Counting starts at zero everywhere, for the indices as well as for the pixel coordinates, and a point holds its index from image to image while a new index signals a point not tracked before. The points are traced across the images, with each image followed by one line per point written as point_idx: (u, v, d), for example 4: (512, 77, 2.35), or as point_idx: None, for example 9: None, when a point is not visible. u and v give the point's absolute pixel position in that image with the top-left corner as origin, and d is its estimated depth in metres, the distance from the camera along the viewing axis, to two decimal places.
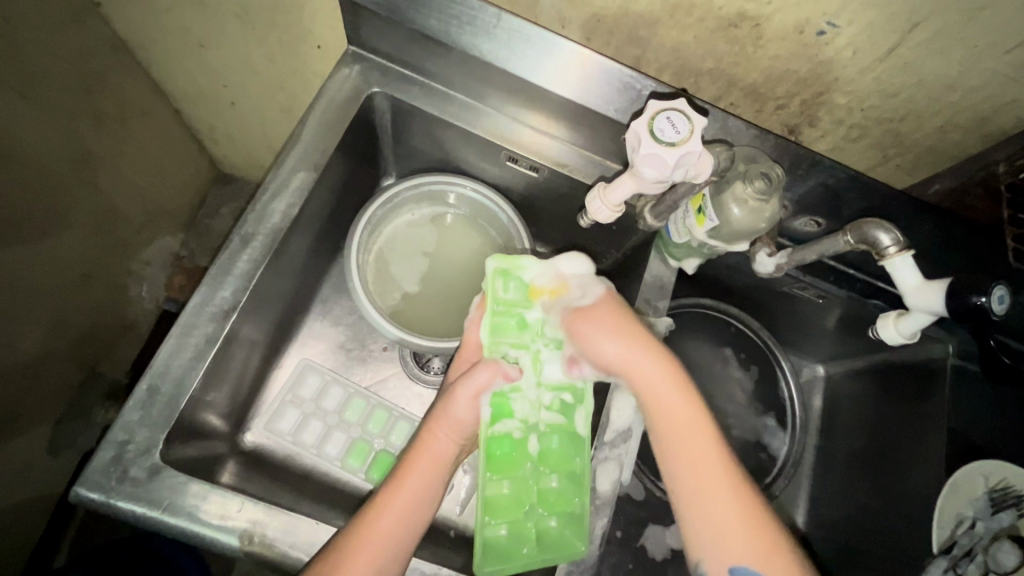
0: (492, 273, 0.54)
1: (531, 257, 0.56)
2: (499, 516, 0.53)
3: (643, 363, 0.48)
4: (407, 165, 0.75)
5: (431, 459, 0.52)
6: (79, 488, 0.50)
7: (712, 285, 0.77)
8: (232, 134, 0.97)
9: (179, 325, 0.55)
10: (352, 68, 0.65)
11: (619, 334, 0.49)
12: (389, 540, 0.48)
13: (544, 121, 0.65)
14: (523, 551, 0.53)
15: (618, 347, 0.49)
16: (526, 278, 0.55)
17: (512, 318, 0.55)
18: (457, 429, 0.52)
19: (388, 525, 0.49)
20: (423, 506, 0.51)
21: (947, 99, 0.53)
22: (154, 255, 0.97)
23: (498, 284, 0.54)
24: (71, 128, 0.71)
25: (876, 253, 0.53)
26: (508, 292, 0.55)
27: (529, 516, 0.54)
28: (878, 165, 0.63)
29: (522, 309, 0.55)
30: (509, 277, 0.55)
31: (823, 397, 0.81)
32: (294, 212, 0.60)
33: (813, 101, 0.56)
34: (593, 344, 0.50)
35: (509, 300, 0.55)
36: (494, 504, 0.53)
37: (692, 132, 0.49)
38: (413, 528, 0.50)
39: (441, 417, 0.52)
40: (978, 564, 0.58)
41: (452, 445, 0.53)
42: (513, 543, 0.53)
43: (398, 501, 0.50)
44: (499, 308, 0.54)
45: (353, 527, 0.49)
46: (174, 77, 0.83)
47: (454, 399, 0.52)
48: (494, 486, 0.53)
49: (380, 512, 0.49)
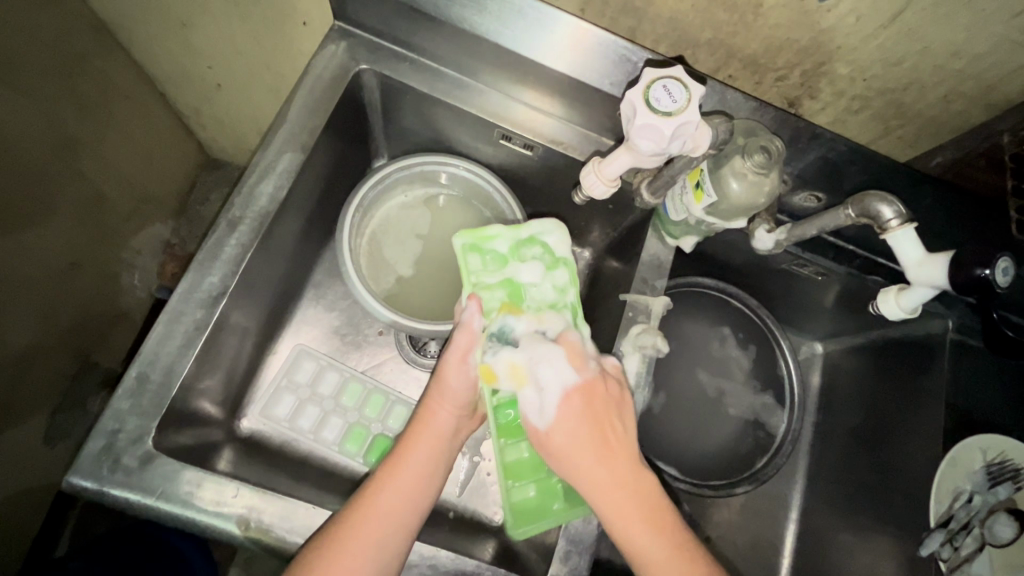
0: (462, 250, 0.55)
1: (498, 227, 0.57)
2: (523, 477, 0.53)
3: (608, 493, 0.46)
4: (398, 146, 0.73)
5: (431, 434, 0.52)
6: (72, 477, 0.49)
7: (710, 264, 0.76)
8: (218, 117, 0.95)
9: (168, 311, 0.54)
10: (338, 44, 0.63)
11: (586, 451, 0.46)
12: (392, 518, 0.48)
13: (538, 97, 0.64)
14: (555, 506, 0.53)
15: (584, 465, 0.46)
16: (497, 251, 0.56)
17: (492, 290, 0.54)
18: (456, 399, 0.52)
19: (391, 500, 0.49)
20: (427, 481, 0.51)
21: (952, 67, 0.51)
22: (144, 242, 0.95)
23: (471, 259, 0.55)
24: (54, 112, 0.69)
25: (878, 226, 0.52)
26: (482, 263, 0.55)
27: (554, 472, 0.54)
28: (879, 138, 0.62)
29: (503, 276, 0.55)
30: (481, 251, 0.56)
31: (822, 374, 0.81)
32: (281, 194, 0.59)
33: (814, 72, 0.54)
34: (559, 457, 0.47)
35: (483, 272, 0.55)
36: (518, 468, 0.54)
37: (689, 101, 0.47)
38: (418, 503, 0.50)
39: (438, 393, 0.52)
40: (974, 538, 0.60)
41: (454, 418, 0.53)
42: (542, 500, 0.53)
43: (398, 475, 0.50)
44: (474, 280, 0.54)
45: (355, 503, 0.49)
46: (156, 59, 0.81)
47: (444, 374, 0.51)
48: (513, 450, 0.53)
49: (382, 488, 0.49)
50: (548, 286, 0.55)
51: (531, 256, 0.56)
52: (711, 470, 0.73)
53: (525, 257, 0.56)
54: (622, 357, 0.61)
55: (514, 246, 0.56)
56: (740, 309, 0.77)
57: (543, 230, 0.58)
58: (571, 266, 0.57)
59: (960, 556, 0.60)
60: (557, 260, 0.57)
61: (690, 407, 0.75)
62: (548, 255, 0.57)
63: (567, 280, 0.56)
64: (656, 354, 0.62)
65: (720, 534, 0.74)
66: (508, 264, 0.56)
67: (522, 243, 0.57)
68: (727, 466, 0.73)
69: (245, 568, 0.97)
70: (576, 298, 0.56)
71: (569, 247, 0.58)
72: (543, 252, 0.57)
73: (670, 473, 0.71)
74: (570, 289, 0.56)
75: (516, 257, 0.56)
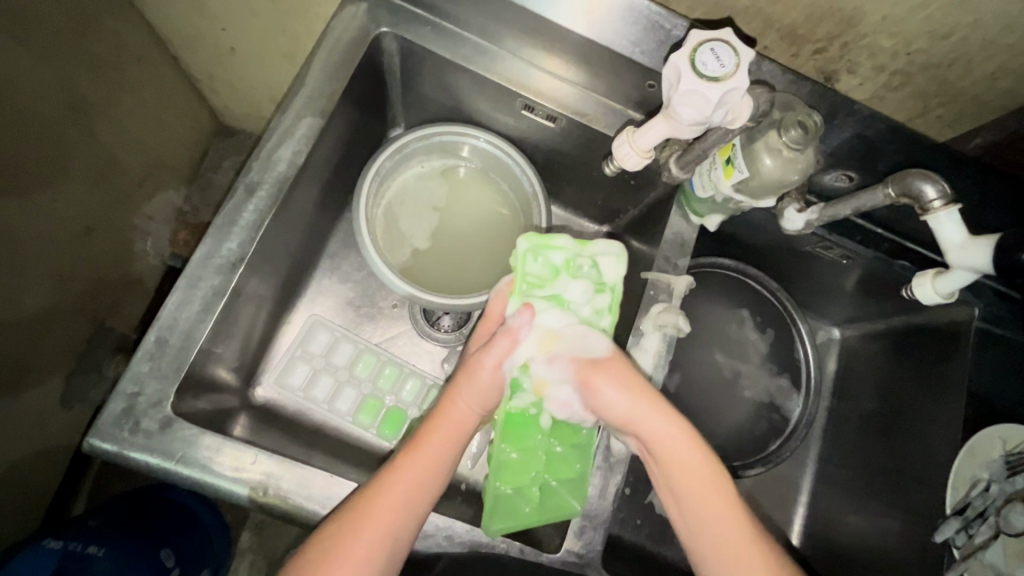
0: (523, 252, 0.54)
1: (564, 237, 0.56)
2: (506, 479, 0.54)
3: (651, 412, 0.49)
4: (416, 115, 0.71)
5: (449, 427, 0.51)
6: (91, 438, 0.49)
7: (731, 244, 0.74)
8: (231, 83, 0.93)
9: (185, 276, 0.54)
10: (359, 6, 0.61)
11: (631, 389, 0.49)
12: (401, 510, 0.48)
13: (562, 65, 0.62)
14: (525, 510, 0.54)
15: (631, 404, 0.49)
16: (553, 260, 0.55)
17: (540, 300, 0.54)
18: (480, 398, 0.51)
19: (404, 492, 0.48)
20: (440, 471, 0.50)
21: (1003, 41, 0.49)
22: (157, 209, 0.95)
23: (528, 261, 0.54)
24: (65, 72, 0.67)
25: (919, 207, 0.51)
26: (536, 269, 0.54)
27: (535, 481, 0.54)
28: (918, 117, 0.59)
29: (553, 285, 0.54)
30: (540, 253, 0.55)
31: (839, 358, 0.79)
32: (300, 160, 0.58)
33: (856, 44, 0.52)
34: (606, 401, 0.49)
35: (536, 277, 0.54)
36: (503, 468, 0.54)
37: (738, 66, 0.46)
38: (427, 497, 0.49)
39: (465, 386, 0.51)
40: (989, 526, 0.57)
41: (474, 414, 0.52)
42: (518, 504, 0.54)
43: (417, 465, 0.49)
44: (526, 286, 0.54)
45: (368, 489, 0.48)
46: (168, 19, 0.79)
47: (477, 372, 0.51)
48: (506, 451, 0.54)
49: (397, 476, 0.49)
50: (589, 306, 0.55)
51: (581, 271, 0.55)
52: (725, 452, 0.72)
53: (577, 272, 0.55)
54: (641, 336, 0.61)
55: (571, 259, 0.55)
56: (760, 291, 0.76)
57: (603, 250, 0.56)
58: (617, 292, 0.56)
59: (974, 543, 0.58)
60: (605, 284, 0.56)
61: (705, 388, 0.74)
62: (597, 276, 0.55)
63: (607, 306, 0.55)
64: (677, 334, 0.61)
65: None
66: (559, 277, 0.55)
67: (578, 257, 0.56)
68: (738, 447, 0.73)
69: (255, 532, 0.99)
70: (610, 326, 0.55)
71: (620, 274, 0.56)
72: (592, 270, 0.56)
73: None
74: (607, 315, 0.55)
75: (568, 270, 0.55)
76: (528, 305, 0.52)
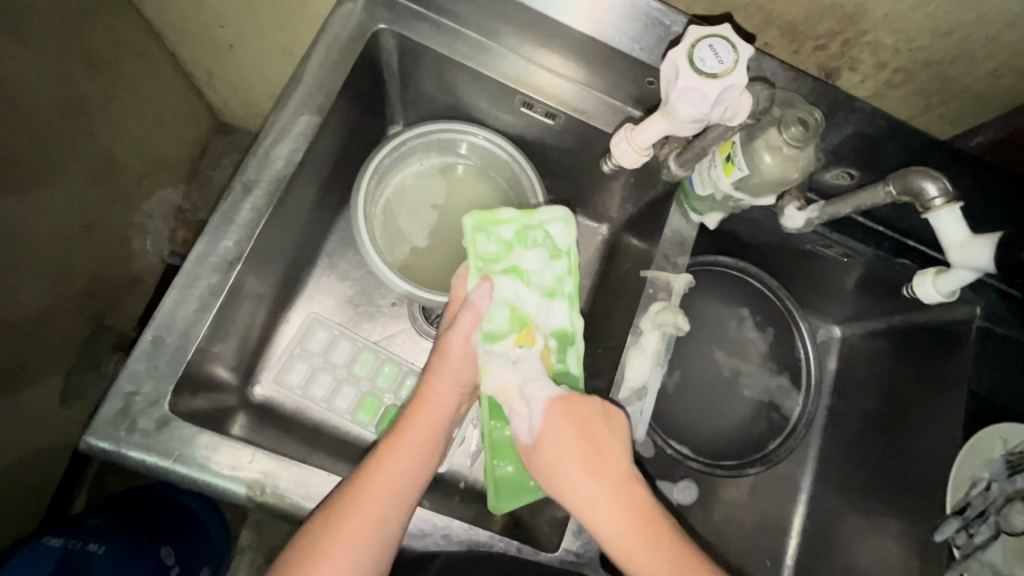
0: (471, 230, 0.54)
1: (509, 210, 0.56)
2: (506, 457, 0.55)
3: (596, 505, 0.47)
4: (414, 112, 0.71)
5: (433, 412, 0.52)
6: (89, 437, 0.49)
7: (732, 243, 0.74)
8: (230, 80, 0.93)
9: (182, 275, 0.54)
10: (356, 3, 0.60)
11: (574, 480, 0.47)
12: (393, 493, 0.48)
13: (562, 62, 0.61)
14: (531, 483, 0.55)
15: (575, 495, 0.47)
16: (504, 235, 0.55)
17: (499, 276, 0.53)
18: (457, 377, 0.53)
19: (393, 475, 0.49)
20: (427, 455, 0.51)
21: (1006, 37, 0.48)
22: (156, 207, 0.94)
23: (478, 240, 0.54)
24: (61, 70, 0.67)
25: (921, 205, 0.50)
26: (489, 247, 0.54)
27: None
28: (920, 114, 0.59)
29: (508, 258, 0.55)
30: (488, 232, 0.55)
31: (838, 358, 0.79)
32: (297, 158, 0.57)
33: (857, 41, 0.51)
34: (552, 482, 0.48)
35: (490, 255, 0.54)
36: (502, 446, 0.55)
37: (736, 62, 0.45)
38: (417, 480, 0.50)
39: (441, 368, 0.53)
40: (989, 526, 0.56)
41: (455, 396, 0.53)
42: (523, 477, 0.55)
43: (405, 449, 0.50)
44: (482, 263, 0.54)
45: (356, 478, 0.49)
46: (165, 15, 0.78)
47: (449, 352, 0.52)
48: (499, 430, 0.55)
49: (385, 462, 0.49)
50: (548, 273, 0.56)
51: (534, 242, 0.56)
52: (725, 451, 0.72)
53: (530, 243, 0.56)
54: (640, 334, 0.60)
55: (521, 232, 0.56)
56: (761, 290, 0.75)
57: (550, 217, 0.57)
58: (573, 257, 0.57)
59: (974, 543, 0.57)
60: (559, 250, 0.57)
61: (705, 387, 0.74)
62: (551, 244, 0.56)
63: (566, 271, 0.56)
64: (676, 332, 0.61)
65: (728, 513, 0.74)
66: (513, 250, 0.55)
67: (528, 228, 0.56)
68: (736, 445, 0.73)
69: (255, 530, 0.99)
70: (574, 289, 0.57)
71: (573, 239, 0.57)
72: (546, 240, 0.56)
73: (683, 452, 0.71)
74: (568, 279, 0.57)
75: (522, 243, 0.55)
76: (486, 279, 0.52)
